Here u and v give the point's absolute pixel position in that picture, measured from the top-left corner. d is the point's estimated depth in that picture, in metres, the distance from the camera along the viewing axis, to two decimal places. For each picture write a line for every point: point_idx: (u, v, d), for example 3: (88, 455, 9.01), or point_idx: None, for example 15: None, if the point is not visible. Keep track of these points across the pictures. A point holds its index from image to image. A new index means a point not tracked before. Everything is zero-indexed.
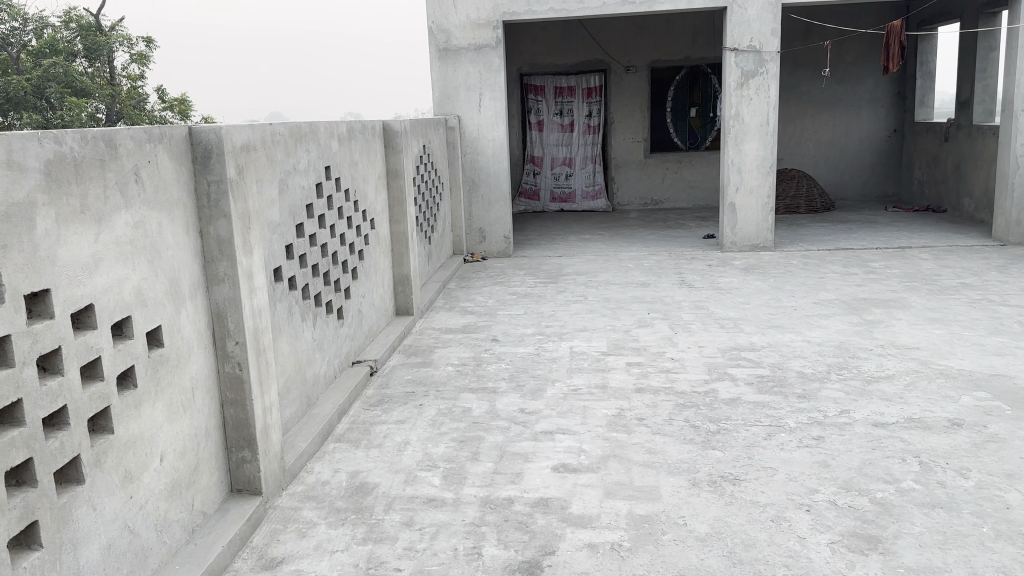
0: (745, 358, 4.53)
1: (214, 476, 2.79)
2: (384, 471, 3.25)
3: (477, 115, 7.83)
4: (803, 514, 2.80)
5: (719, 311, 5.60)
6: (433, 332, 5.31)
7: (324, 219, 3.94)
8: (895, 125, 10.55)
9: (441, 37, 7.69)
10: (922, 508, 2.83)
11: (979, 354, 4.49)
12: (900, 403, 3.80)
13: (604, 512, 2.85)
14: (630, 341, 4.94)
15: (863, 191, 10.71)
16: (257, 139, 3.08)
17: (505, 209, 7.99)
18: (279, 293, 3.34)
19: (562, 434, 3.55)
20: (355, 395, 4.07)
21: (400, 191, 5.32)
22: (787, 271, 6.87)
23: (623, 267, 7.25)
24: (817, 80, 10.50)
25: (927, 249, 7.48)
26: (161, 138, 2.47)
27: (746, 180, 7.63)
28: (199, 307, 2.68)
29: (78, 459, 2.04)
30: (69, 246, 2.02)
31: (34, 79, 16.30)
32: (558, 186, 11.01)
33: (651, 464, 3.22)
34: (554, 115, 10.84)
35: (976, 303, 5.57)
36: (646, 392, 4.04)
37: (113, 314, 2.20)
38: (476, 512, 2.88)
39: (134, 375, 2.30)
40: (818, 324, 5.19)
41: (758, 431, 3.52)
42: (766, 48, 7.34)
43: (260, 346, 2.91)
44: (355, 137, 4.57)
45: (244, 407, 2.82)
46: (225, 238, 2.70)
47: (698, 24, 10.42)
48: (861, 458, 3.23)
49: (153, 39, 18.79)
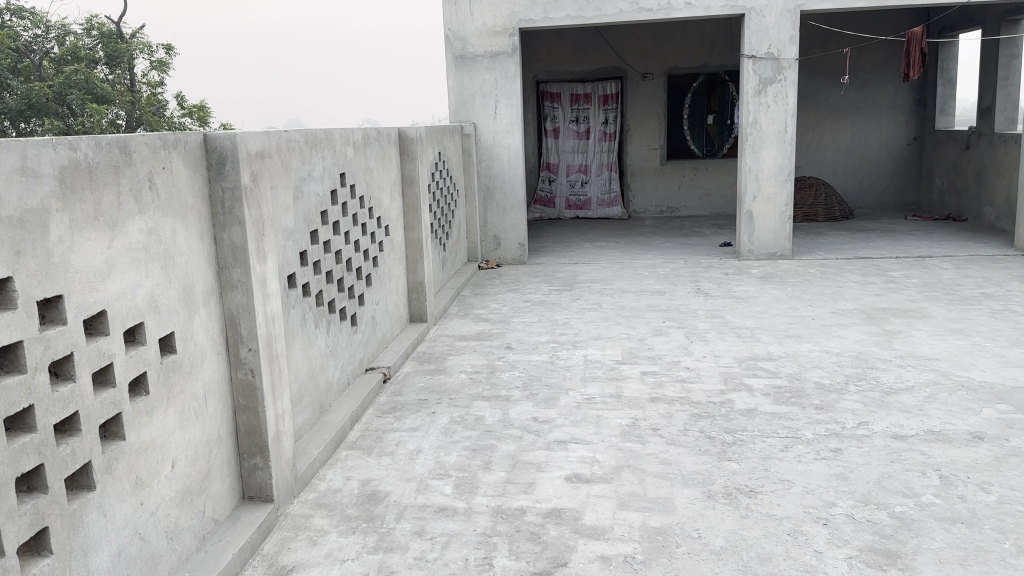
0: (762, 368, 4.49)
1: (226, 482, 2.78)
2: (396, 479, 3.24)
3: (493, 122, 7.82)
4: (820, 528, 2.76)
5: (736, 320, 5.55)
6: (447, 339, 5.29)
7: (338, 226, 3.94)
8: (916, 133, 10.45)
9: (457, 45, 7.71)
10: (943, 523, 2.77)
11: (1001, 365, 4.42)
12: (920, 415, 3.74)
13: (618, 524, 2.82)
14: (645, 350, 4.90)
15: (882, 199, 10.62)
16: (272, 146, 3.09)
17: (520, 217, 7.98)
18: (293, 300, 3.34)
19: (576, 444, 3.52)
20: (368, 402, 4.05)
21: (415, 198, 5.32)
22: (805, 280, 6.80)
23: (639, 275, 7.20)
24: (836, 88, 10.43)
25: (948, 259, 7.39)
26: (177, 144, 2.48)
27: (763, 188, 7.57)
28: (212, 314, 2.67)
29: (89, 466, 2.04)
30: (82, 252, 2.02)
31: (56, 86, 16.51)
32: (574, 194, 11.00)
33: (665, 476, 3.18)
34: (570, 122, 10.84)
35: (998, 314, 5.49)
36: (661, 402, 4.00)
37: (126, 320, 2.20)
38: (488, 522, 2.85)
39: (146, 381, 2.30)
40: (836, 334, 5.13)
41: (775, 443, 3.47)
42: (784, 55, 7.29)
43: (273, 353, 2.91)
44: (371, 144, 4.57)
45: (256, 414, 2.82)
46: (240, 244, 2.69)
47: (716, 31, 10.37)
48: (880, 471, 3.18)
49: (172, 46, 18.98)
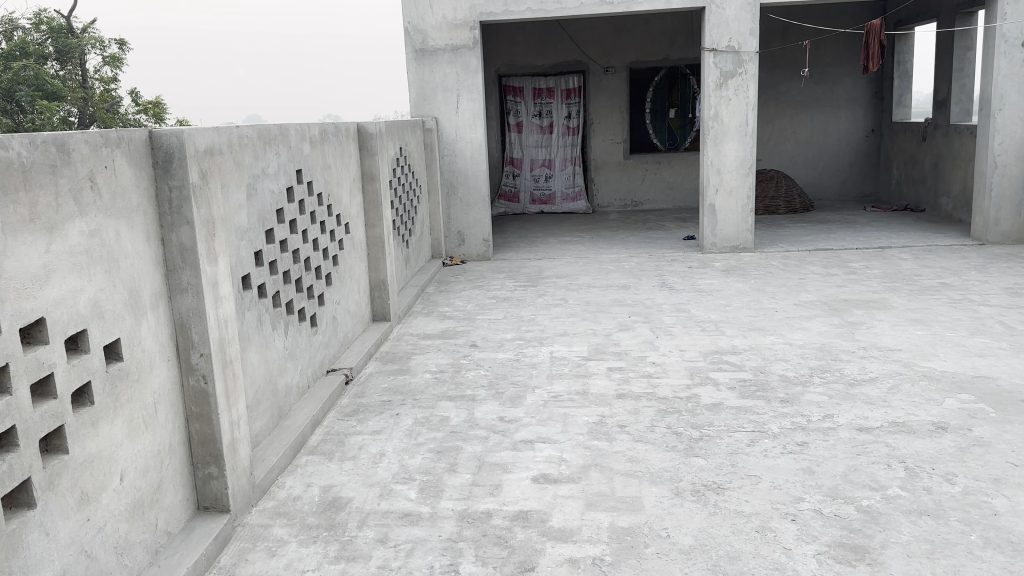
0: (728, 362, 4.47)
1: (179, 493, 2.67)
2: (358, 484, 3.15)
3: (455, 117, 7.73)
4: (789, 524, 2.73)
5: (701, 314, 5.54)
6: (410, 338, 5.21)
7: (295, 224, 3.83)
8: (873, 125, 10.58)
9: (417, 38, 7.60)
10: (909, 516, 2.77)
11: (962, 355, 4.46)
12: (884, 407, 3.75)
13: (586, 525, 2.77)
14: (611, 345, 4.87)
15: (841, 190, 10.73)
16: (223, 142, 2.97)
17: (484, 212, 7.91)
18: (248, 301, 3.24)
19: (542, 443, 3.47)
20: (329, 405, 3.96)
21: (376, 194, 5.22)
22: (768, 272, 6.83)
23: (603, 269, 7.18)
24: (795, 81, 10.52)
25: (907, 249, 7.47)
26: (119, 142, 2.36)
27: (725, 181, 7.59)
28: (161, 319, 2.56)
29: (28, 482, 1.93)
30: (17, 257, 1.91)
31: (4, 82, 15.93)
32: (538, 188, 10.95)
33: (633, 474, 3.14)
34: (533, 116, 10.79)
35: (957, 303, 5.55)
36: (627, 398, 3.96)
37: (67, 327, 2.09)
38: (453, 527, 2.78)
39: (91, 391, 2.19)
40: (799, 326, 5.14)
41: (742, 437, 3.45)
42: (744, 48, 7.30)
43: (227, 358, 2.80)
44: (328, 139, 4.46)
45: (210, 421, 2.71)
46: (188, 245, 2.59)
47: (676, 25, 10.40)
48: (846, 464, 3.18)
49: (125, 41, 18.55)
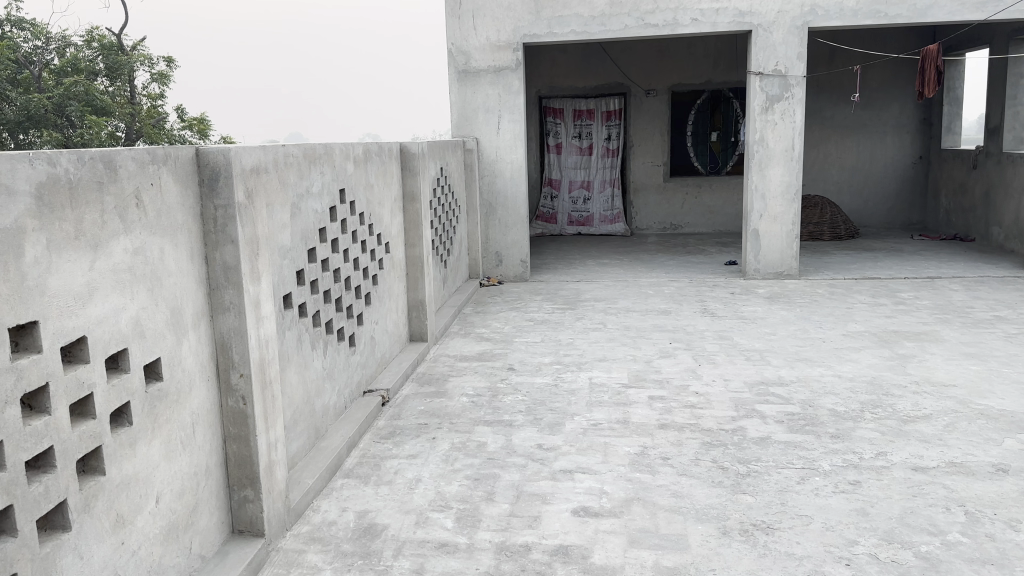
0: (774, 394, 4.33)
1: (214, 515, 2.63)
2: (394, 511, 3.08)
3: (496, 137, 7.71)
4: (843, 569, 2.60)
5: (744, 342, 5.40)
6: (447, 359, 5.14)
7: (337, 243, 3.81)
8: (921, 151, 10.35)
9: (461, 59, 7.63)
10: (972, 564, 2.63)
11: (1020, 393, 4.27)
12: (940, 445, 3.59)
13: (629, 563, 2.67)
14: (653, 372, 4.76)
15: (887, 218, 10.50)
16: (268, 161, 2.95)
17: (522, 233, 7.85)
18: (289, 321, 3.21)
19: (583, 473, 3.37)
20: (365, 427, 3.91)
21: (417, 214, 5.19)
22: (814, 300, 6.67)
23: (643, 294, 7.06)
24: (842, 106, 10.36)
25: (958, 280, 7.24)
26: (166, 158, 2.34)
27: (770, 207, 7.45)
28: (202, 337, 2.53)
29: (64, 505, 1.89)
30: (61, 274, 1.88)
31: (56, 97, 16.36)
32: (576, 210, 10.91)
33: (677, 510, 3.03)
34: (573, 138, 10.76)
35: (1013, 338, 5.35)
36: (670, 429, 3.85)
37: (108, 346, 2.06)
38: (491, 560, 2.70)
39: (129, 412, 2.15)
40: (848, 358, 4.98)
41: (790, 474, 3.32)
42: (791, 73, 7.18)
43: (266, 379, 2.76)
44: (371, 159, 4.44)
45: (247, 443, 2.67)
46: (232, 264, 2.56)
47: (720, 48, 10.28)
48: (902, 506, 3.03)
49: (173, 59, 18.87)
